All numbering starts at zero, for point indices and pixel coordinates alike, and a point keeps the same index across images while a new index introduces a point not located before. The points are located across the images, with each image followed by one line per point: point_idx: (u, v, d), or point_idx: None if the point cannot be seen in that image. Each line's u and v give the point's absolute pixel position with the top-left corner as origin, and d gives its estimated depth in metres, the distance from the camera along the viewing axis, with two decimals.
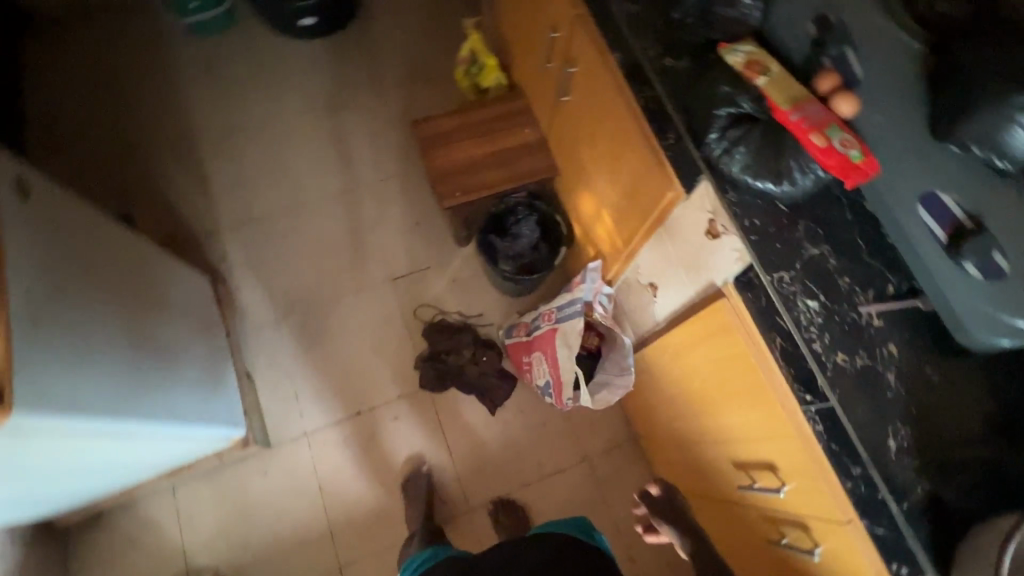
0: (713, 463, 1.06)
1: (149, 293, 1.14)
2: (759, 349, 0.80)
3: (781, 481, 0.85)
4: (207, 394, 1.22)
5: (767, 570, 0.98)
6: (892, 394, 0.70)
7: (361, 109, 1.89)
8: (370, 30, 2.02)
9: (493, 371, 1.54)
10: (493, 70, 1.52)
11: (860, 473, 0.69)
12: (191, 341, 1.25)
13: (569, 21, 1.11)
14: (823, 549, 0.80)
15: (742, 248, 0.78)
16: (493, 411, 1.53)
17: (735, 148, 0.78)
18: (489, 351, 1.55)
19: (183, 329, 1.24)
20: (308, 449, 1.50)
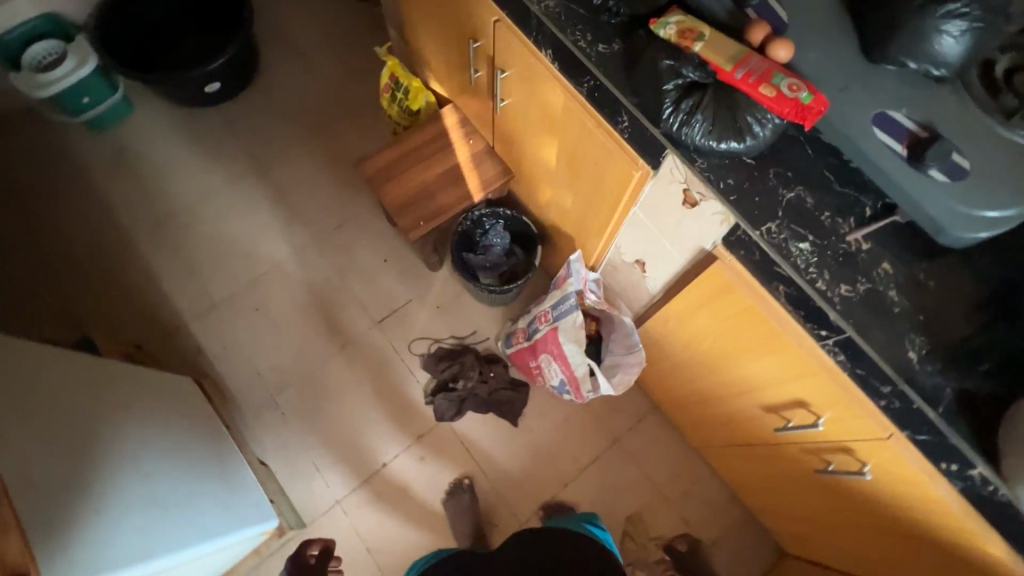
0: (743, 413, 1.09)
1: (124, 413, 1.02)
2: (764, 300, 0.83)
3: (816, 415, 0.89)
4: (221, 498, 1.11)
5: (821, 497, 1.03)
6: (899, 310, 0.73)
7: (294, 162, 1.83)
8: (279, 81, 1.95)
9: (504, 384, 1.55)
10: (421, 92, 1.50)
11: (891, 391, 0.72)
12: (190, 447, 1.13)
13: (489, 28, 1.09)
14: (872, 467, 0.84)
15: (724, 210, 0.80)
16: (515, 423, 1.53)
17: (693, 118, 0.79)
18: (495, 365, 1.57)
19: (179, 437, 1.13)
20: (344, 517, 1.46)
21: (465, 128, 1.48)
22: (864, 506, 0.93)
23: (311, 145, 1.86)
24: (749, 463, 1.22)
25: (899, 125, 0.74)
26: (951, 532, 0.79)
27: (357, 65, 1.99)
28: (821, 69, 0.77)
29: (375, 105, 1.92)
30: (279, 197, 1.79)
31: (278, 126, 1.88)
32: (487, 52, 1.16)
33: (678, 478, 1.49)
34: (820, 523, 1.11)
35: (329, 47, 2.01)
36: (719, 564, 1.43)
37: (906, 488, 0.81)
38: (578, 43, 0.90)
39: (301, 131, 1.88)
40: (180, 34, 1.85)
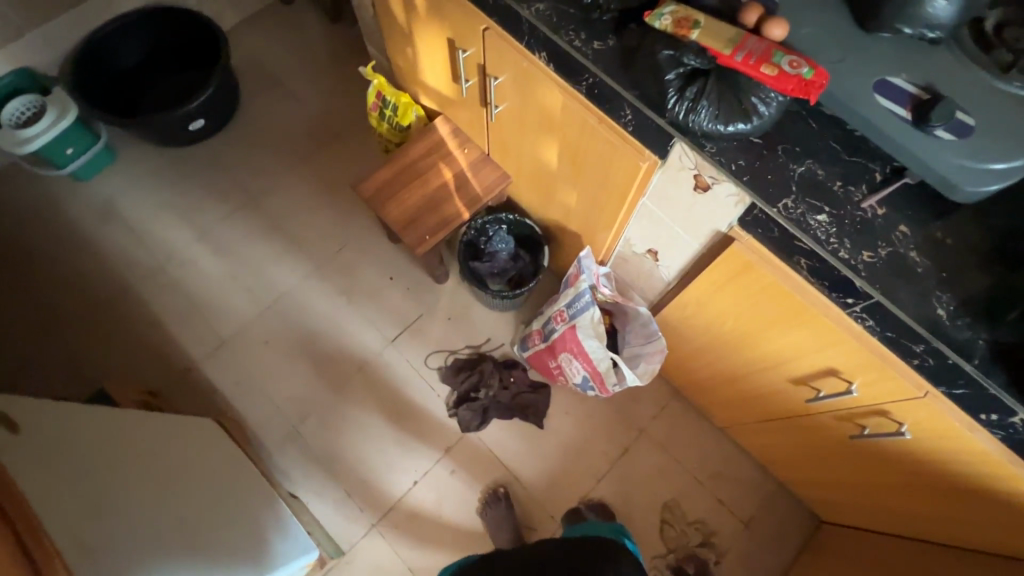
0: (771, 388, 1.10)
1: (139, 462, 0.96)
2: (786, 275, 0.84)
3: (848, 382, 0.90)
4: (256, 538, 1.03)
5: (858, 461, 1.04)
6: (923, 269, 0.75)
7: (286, 191, 1.82)
8: (262, 110, 1.94)
9: (525, 386, 1.56)
10: (409, 107, 1.52)
11: (925, 349, 0.74)
12: (215, 490, 1.07)
13: (478, 37, 1.09)
14: (909, 426, 0.85)
15: (738, 191, 0.81)
16: (541, 425, 1.53)
17: (698, 105, 0.80)
18: (513, 370, 1.57)
19: (200, 480, 1.06)
20: (382, 539, 1.45)
21: (458, 138, 1.48)
22: (904, 466, 0.94)
23: (302, 172, 1.85)
24: (780, 437, 1.23)
25: (900, 90, 0.76)
26: (995, 480, 0.80)
27: (338, 87, 1.98)
28: (818, 43, 0.79)
29: (362, 125, 1.92)
30: (276, 227, 1.78)
31: (266, 156, 1.87)
32: (476, 61, 1.16)
33: (708, 460, 1.50)
34: (858, 488, 1.12)
35: (308, 71, 2.01)
36: (759, 540, 1.44)
37: (948, 442, 0.82)
38: (572, 42, 0.90)
39: (290, 158, 1.87)
40: (157, 74, 1.84)
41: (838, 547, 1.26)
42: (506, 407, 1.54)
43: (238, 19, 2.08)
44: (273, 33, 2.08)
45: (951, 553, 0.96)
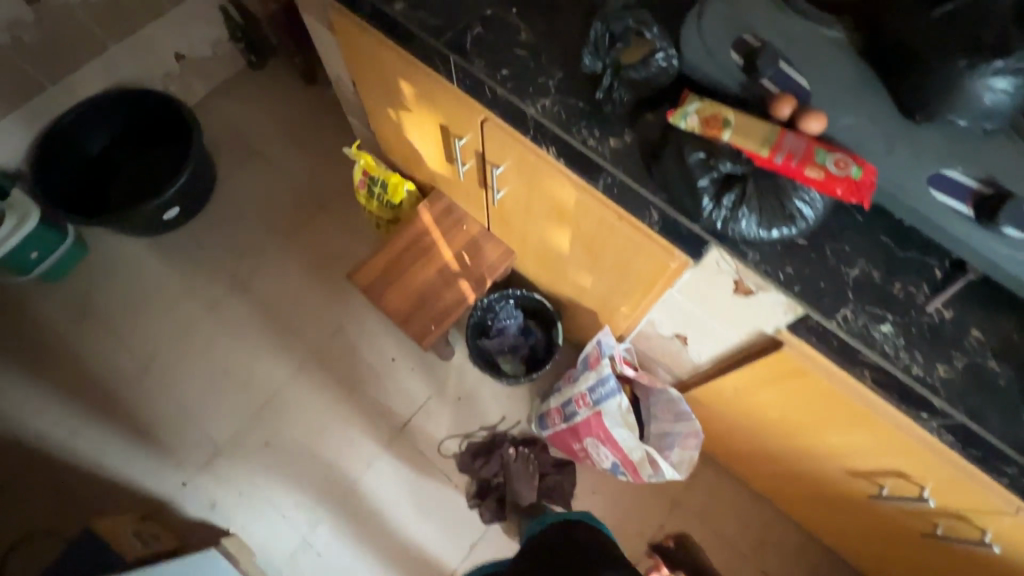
0: (823, 475, 1.02)
1: None
2: (847, 384, 0.77)
3: (920, 486, 0.82)
4: None
5: (927, 551, 0.96)
6: (1005, 381, 0.68)
7: (274, 273, 1.72)
8: (240, 187, 1.83)
9: (549, 467, 1.46)
10: (401, 184, 1.43)
11: (1017, 471, 0.67)
12: None
13: (476, 126, 1.01)
14: (993, 534, 0.78)
15: (790, 301, 0.74)
16: (569, 507, 1.44)
17: (739, 211, 0.72)
18: (534, 449, 1.48)
19: None
20: None
21: (456, 214, 1.39)
22: (985, 566, 0.86)
23: (289, 250, 1.75)
24: (833, 514, 1.15)
25: (959, 184, 0.69)
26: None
27: (320, 155, 1.88)
28: (861, 136, 0.72)
29: (347, 193, 1.82)
30: (266, 313, 1.66)
31: (249, 236, 1.76)
32: (474, 147, 1.08)
33: (749, 529, 1.42)
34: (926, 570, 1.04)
35: (287, 140, 1.91)
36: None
37: None
38: (585, 141, 0.83)
39: (275, 236, 1.76)
40: (123, 159, 1.71)
41: None
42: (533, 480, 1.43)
43: (206, 89, 1.97)
44: (246, 102, 1.97)
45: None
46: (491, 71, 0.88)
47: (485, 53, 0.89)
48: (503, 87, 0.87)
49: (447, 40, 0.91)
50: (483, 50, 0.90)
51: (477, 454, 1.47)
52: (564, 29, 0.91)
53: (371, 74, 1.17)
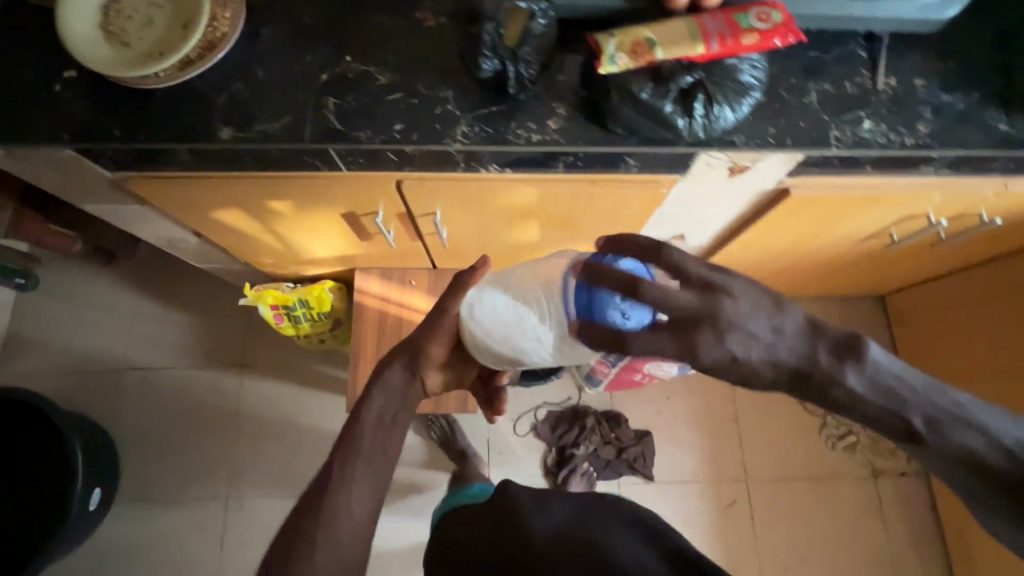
0: (842, 253, 1.13)
1: None
2: (854, 184, 0.83)
3: (934, 217, 0.94)
4: None
5: (938, 253, 1.13)
6: (958, 103, 0.77)
7: (247, 459, 1.47)
8: (137, 414, 1.49)
9: (631, 436, 1.45)
10: (321, 288, 1.25)
11: (1001, 161, 0.78)
12: None
13: (390, 195, 0.87)
14: (990, 211, 0.92)
15: (788, 154, 0.76)
16: (650, 475, 1.44)
17: (713, 109, 0.71)
18: (615, 423, 1.46)
19: None
20: None
21: (397, 279, 1.25)
22: (1000, 233, 1.01)
23: (240, 426, 1.49)
24: (855, 275, 1.28)
25: None
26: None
27: (188, 321, 1.55)
28: None
29: (253, 335, 1.55)
30: (281, 501, 1.44)
31: (189, 448, 1.48)
32: (395, 213, 0.93)
33: None
34: (946, 264, 1.20)
35: (137, 331, 1.55)
36: (887, 348, 1.50)
37: None
38: (529, 140, 0.75)
39: (219, 430, 1.49)
40: None
41: (932, 306, 1.35)
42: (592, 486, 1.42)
43: None
44: (52, 329, 1.54)
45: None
46: (384, 135, 0.75)
47: (361, 121, 0.76)
48: (409, 142, 0.75)
49: (311, 134, 0.76)
50: (357, 119, 0.76)
51: (559, 422, 1.46)
52: (413, 45, 0.79)
53: (220, 216, 0.95)
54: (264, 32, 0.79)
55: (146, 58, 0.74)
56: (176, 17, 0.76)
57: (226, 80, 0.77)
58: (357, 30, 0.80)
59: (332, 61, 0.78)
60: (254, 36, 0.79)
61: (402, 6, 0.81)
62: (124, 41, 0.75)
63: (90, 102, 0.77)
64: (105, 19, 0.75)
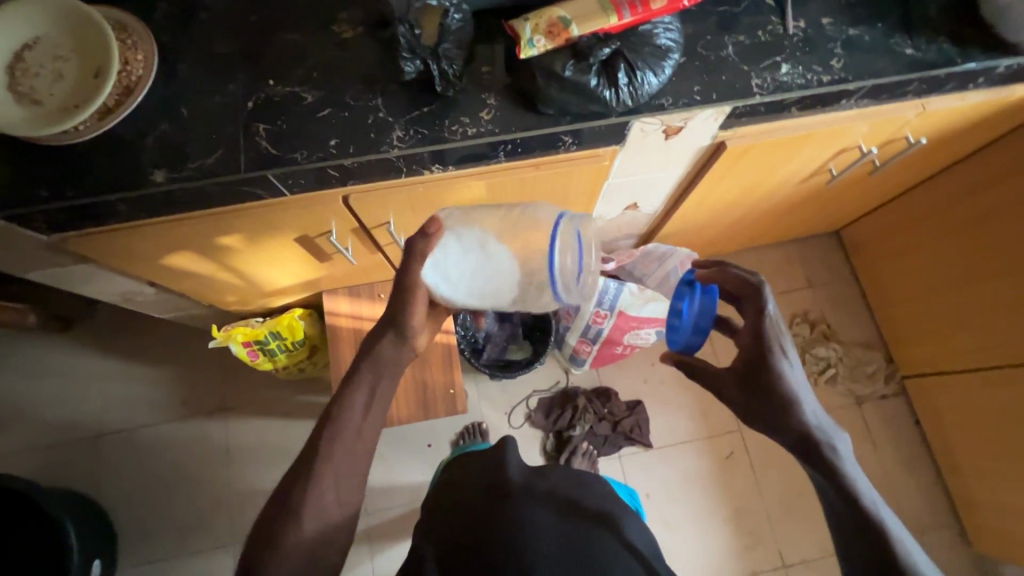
0: (789, 196, 1.16)
1: None
2: (785, 128, 0.86)
3: (866, 147, 0.97)
4: None
5: (875, 181, 1.18)
6: (865, 35, 0.81)
7: (246, 501, 1.45)
8: (125, 477, 1.46)
9: (623, 408, 1.47)
10: (290, 316, 1.23)
11: (914, 85, 0.82)
12: None
13: (340, 213, 0.86)
14: (915, 133, 0.96)
15: (716, 109, 0.78)
16: (649, 443, 1.46)
17: (636, 75, 0.72)
18: (605, 398, 1.48)
19: None
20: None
21: (366, 295, 1.24)
22: (930, 151, 1.06)
23: (234, 470, 1.47)
24: (806, 215, 1.33)
25: None
26: (998, 105, 0.92)
27: (163, 374, 1.52)
28: None
29: (232, 377, 1.52)
30: None
31: (185, 501, 1.45)
32: (348, 228, 0.93)
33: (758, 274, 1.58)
34: (888, 190, 1.25)
35: (110, 393, 1.51)
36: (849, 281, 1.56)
37: (950, 121, 0.94)
38: (465, 134, 0.76)
39: (213, 478, 1.46)
40: None
41: (887, 232, 1.39)
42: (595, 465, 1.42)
43: None
44: (20, 407, 1.49)
45: (985, 156, 1.09)
46: (320, 152, 0.75)
47: (295, 142, 0.76)
48: (347, 156, 0.75)
49: (246, 162, 0.75)
50: (290, 140, 0.76)
51: (552, 407, 1.48)
52: (334, 59, 0.79)
53: (170, 261, 0.93)
54: (181, 70, 0.79)
55: (61, 113, 0.72)
56: (85, 67, 0.74)
57: (150, 123, 0.76)
58: (274, 52, 0.79)
59: (255, 87, 0.78)
60: (171, 75, 0.78)
61: (316, 22, 0.80)
62: (36, 99, 0.73)
63: (12, 167, 0.75)
64: (12, 80, 0.73)
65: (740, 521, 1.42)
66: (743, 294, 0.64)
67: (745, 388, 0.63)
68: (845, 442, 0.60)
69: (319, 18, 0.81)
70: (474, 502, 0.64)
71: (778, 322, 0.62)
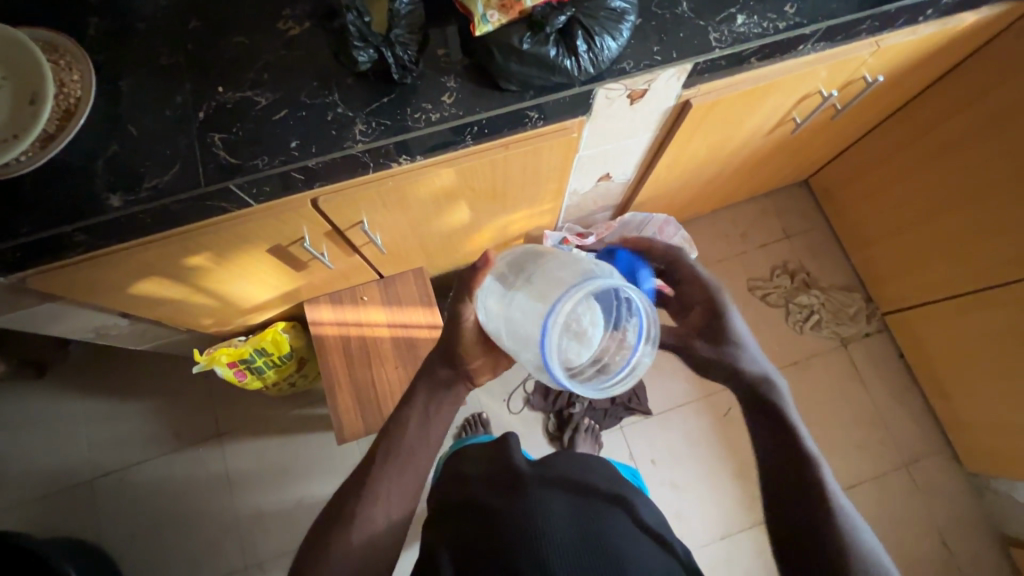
0: (757, 148, 1.17)
1: None
2: (746, 80, 0.86)
3: (825, 91, 0.98)
4: None
5: (837, 125, 1.19)
6: None
7: (253, 524, 1.42)
8: (125, 517, 1.42)
9: None
10: (273, 330, 1.20)
11: (867, 22, 0.83)
12: None
13: (310, 217, 0.84)
14: (873, 72, 0.97)
15: (679, 68, 0.78)
16: (649, 411, 1.48)
17: (595, 41, 0.71)
18: None
19: None
20: (700, 543, 1.40)
21: (349, 300, 1.21)
22: (888, 88, 1.08)
23: (237, 494, 1.44)
24: (775, 167, 1.34)
25: None
26: (950, 34, 0.94)
27: (150, 407, 1.48)
28: None
29: (223, 401, 1.49)
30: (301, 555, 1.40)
31: (190, 533, 1.41)
32: (322, 232, 0.90)
33: (735, 231, 1.59)
34: (851, 132, 1.27)
35: (97, 434, 1.46)
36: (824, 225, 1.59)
37: (905, 55, 0.95)
38: (429, 121, 0.74)
39: (217, 505, 1.43)
40: None
41: (855, 173, 1.41)
42: (599, 439, 1.43)
43: None
44: (4, 461, 1.43)
45: (941, 88, 1.11)
46: (282, 156, 0.73)
47: (255, 148, 0.73)
48: (310, 157, 0.73)
49: (207, 175, 0.72)
50: (249, 147, 0.73)
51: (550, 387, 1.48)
52: (283, 57, 0.76)
53: (141, 289, 0.89)
54: (123, 86, 0.75)
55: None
56: (19, 93, 0.70)
57: (98, 146, 0.73)
58: (220, 58, 0.76)
59: (204, 97, 0.74)
60: (114, 93, 0.75)
61: (259, 21, 0.77)
62: None
63: None
64: None
65: (745, 474, 1.45)
66: (671, 262, 0.68)
67: (696, 341, 0.62)
68: (783, 383, 0.60)
69: (263, 16, 0.77)
70: (482, 492, 0.63)
71: (708, 275, 0.66)
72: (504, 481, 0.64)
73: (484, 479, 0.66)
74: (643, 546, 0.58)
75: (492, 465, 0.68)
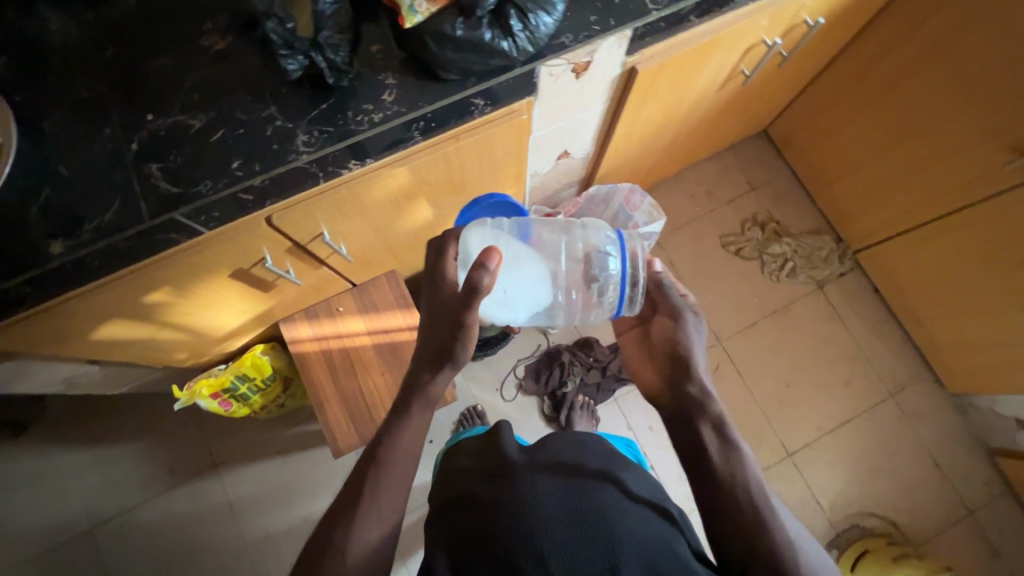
0: (710, 106, 1.16)
1: None
2: (688, 39, 0.86)
3: (769, 39, 0.98)
4: None
5: (785, 73, 1.20)
6: None
7: (263, 549, 1.41)
8: (130, 562, 1.39)
9: (609, 352, 1.49)
10: (251, 355, 1.18)
11: None
12: None
13: (267, 237, 0.81)
14: (813, 14, 0.97)
15: (618, 35, 0.77)
16: None
17: (530, 18, 0.69)
18: (589, 347, 1.49)
19: None
20: None
21: (325, 313, 1.19)
22: (830, 29, 1.08)
23: (242, 523, 1.42)
24: (731, 123, 1.34)
25: None
26: None
27: (140, 449, 1.45)
28: None
29: (214, 432, 1.46)
30: None
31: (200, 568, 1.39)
32: (283, 249, 0.88)
33: (702, 191, 1.60)
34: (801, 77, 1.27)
35: (89, 483, 1.43)
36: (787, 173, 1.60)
37: None
38: (372, 122, 0.72)
39: (223, 537, 1.41)
40: None
41: (811, 116, 1.42)
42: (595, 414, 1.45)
43: None
44: None
45: (882, 22, 1.12)
46: (226, 178, 0.70)
47: (196, 173, 0.70)
48: (255, 175, 0.71)
49: (150, 208, 0.69)
50: (190, 173, 0.70)
51: (541, 370, 1.48)
52: (211, 75, 0.73)
53: (105, 334, 0.86)
54: (46, 127, 0.71)
55: None
56: None
57: (29, 192, 0.69)
58: (145, 84, 0.72)
59: (134, 127, 0.71)
60: (38, 134, 0.71)
61: (180, 41, 0.74)
62: None
63: None
64: None
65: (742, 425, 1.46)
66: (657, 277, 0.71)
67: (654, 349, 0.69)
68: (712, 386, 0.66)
69: (183, 35, 0.74)
70: (475, 488, 0.63)
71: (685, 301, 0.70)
72: (496, 472, 0.64)
73: (477, 474, 0.66)
74: (634, 518, 0.58)
75: (483, 460, 0.68)
